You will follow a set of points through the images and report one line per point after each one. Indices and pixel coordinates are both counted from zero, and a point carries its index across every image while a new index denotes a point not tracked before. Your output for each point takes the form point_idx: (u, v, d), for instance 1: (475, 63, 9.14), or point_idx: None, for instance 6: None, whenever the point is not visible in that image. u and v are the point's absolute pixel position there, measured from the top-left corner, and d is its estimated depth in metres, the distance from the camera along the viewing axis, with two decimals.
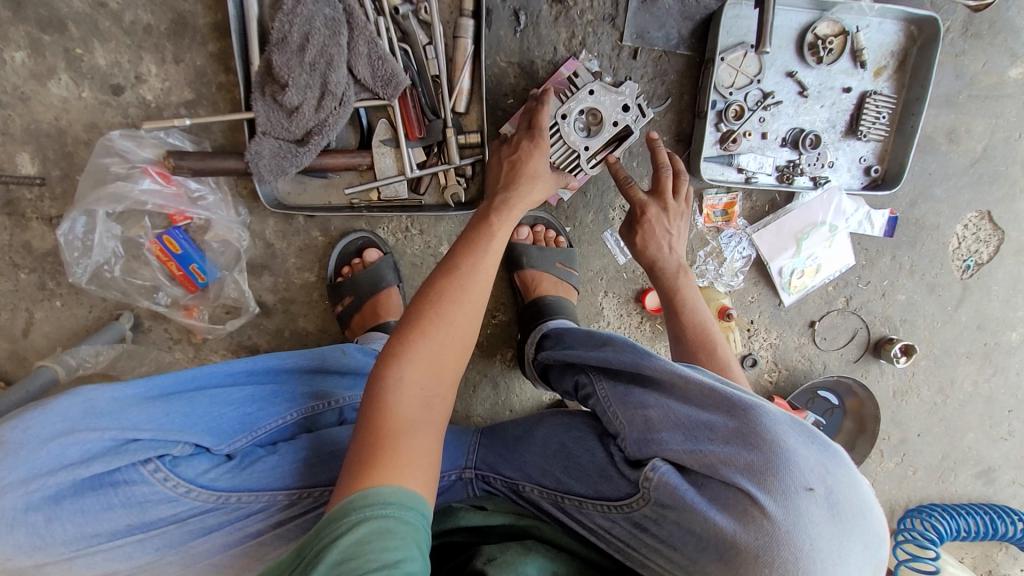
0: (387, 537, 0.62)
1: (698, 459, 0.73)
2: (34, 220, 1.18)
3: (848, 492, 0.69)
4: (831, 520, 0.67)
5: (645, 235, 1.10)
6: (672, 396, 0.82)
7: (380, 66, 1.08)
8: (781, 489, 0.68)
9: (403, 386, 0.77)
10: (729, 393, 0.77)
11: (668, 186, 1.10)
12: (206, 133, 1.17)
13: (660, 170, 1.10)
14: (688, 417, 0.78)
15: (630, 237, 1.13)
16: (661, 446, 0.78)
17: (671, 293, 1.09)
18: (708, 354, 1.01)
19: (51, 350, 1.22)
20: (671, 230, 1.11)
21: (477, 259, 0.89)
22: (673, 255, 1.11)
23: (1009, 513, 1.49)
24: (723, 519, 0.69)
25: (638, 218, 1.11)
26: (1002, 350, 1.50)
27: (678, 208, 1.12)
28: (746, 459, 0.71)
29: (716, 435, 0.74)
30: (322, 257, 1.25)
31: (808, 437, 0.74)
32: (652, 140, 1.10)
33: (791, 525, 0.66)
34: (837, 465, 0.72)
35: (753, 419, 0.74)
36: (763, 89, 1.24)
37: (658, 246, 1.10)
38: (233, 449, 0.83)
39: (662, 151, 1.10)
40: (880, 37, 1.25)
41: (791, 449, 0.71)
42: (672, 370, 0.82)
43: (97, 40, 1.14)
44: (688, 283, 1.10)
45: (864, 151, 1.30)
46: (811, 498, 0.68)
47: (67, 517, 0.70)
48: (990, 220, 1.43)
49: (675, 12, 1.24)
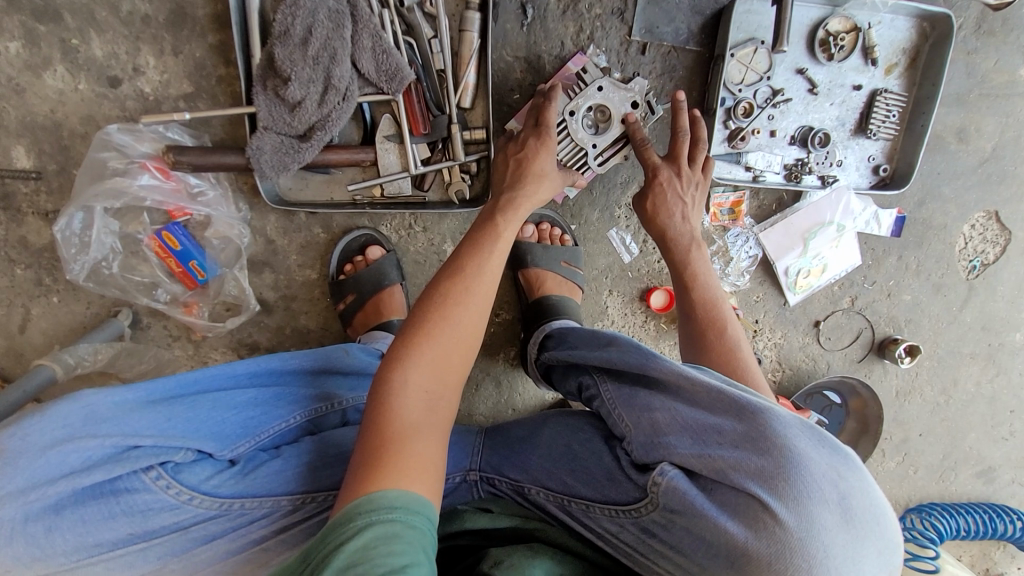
0: (393, 541, 0.61)
1: (708, 465, 0.72)
2: (30, 215, 1.16)
3: (861, 497, 0.69)
4: (844, 526, 0.66)
5: (656, 201, 1.09)
6: (678, 398, 0.81)
7: (385, 60, 1.06)
8: (791, 495, 0.67)
9: (408, 390, 0.75)
10: (738, 396, 0.76)
11: (684, 151, 1.09)
12: (206, 128, 1.14)
13: (678, 134, 1.09)
14: (696, 420, 0.77)
15: (641, 204, 1.12)
16: (669, 449, 0.76)
17: (682, 267, 1.07)
18: (718, 334, 0.99)
19: (48, 347, 1.20)
20: (684, 198, 1.09)
21: (483, 261, 0.88)
22: (687, 226, 1.09)
23: (1008, 512, 1.50)
24: (734, 526, 0.68)
25: (650, 180, 1.10)
26: (1005, 350, 1.49)
27: (691, 175, 1.10)
28: (754, 464, 0.70)
29: (725, 439, 0.73)
30: (324, 254, 1.24)
31: (818, 439, 0.73)
32: (678, 99, 1.08)
33: (803, 531, 0.65)
34: (848, 469, 0.71)
35: (762, 423, 0.72)
36: (773, 86, 1.22)
37: (671, 215, 1.09)
38: (237, 454, 0.82)
39: (684, 112, 1.08)
40: (892, 33, 1.23)
41: (801, 453, 0.70)
42: (679, 373, 0.81)
43: (93, 30, 1.11)
44: (700, 259, 1.08)
45: (873, 150, 1.29)
46: (822, 503, 0.67)
47: (67, 527, 0.69)
48: (997, 220, 1.42)
49: (685, 7, 1.21)
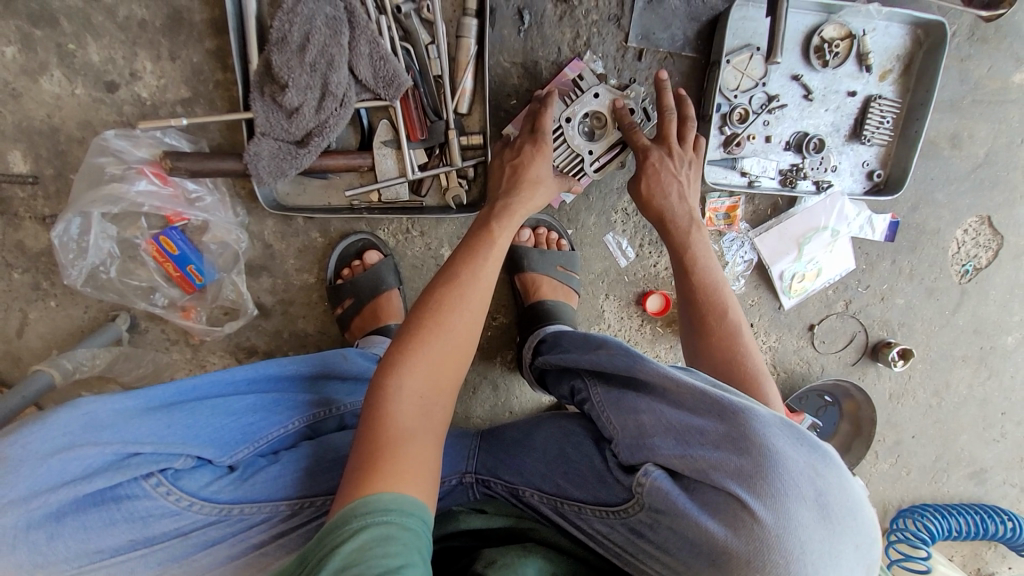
0: (388, 543, 0.62)
1: (689, 465, 0.73)
2: (27, 220, 1.16)
3: (838, 493, 0.70)
4: (821, 522, 0.68)
5: (651, 183, 1.08)
6: (664, 401, 0.81)
7: (382, 67, 1.06)
8: (770, 493, 0.68)
9: (402, 394, 0.76)
10: (721, 397, 0.77)
11: (673, 131, 1.08)
12: (203, 133, 1.15)
13: (665, 114, 1.08)
14: (680, 421, 0.77)
15: (636, 188, 1.10)
16: (653, 451, 0.77)
17: (681, 248, 1.06)
18: (719, 318, 0.99)
19: (46, 351, 1.20)
20: (678, 176, 1.07)
21: (476, 267, 0.88)
22: (683, 205, 1.08)
23: (999, 513, 1.51)
24: (714, 525, 0.69)
25: (641, 163, 1.09)
26: (997, 354, 1.51)
27: (683, 155, 1.09)
28: (735, 464, 0.70)
29: (707, 440, 0.74)
30: (321, 258, 1.24)
31: (797, 437, 0.74)
32: (660, 79, 1.07)
33: (781, 528, 0.66)
34: (826, 466, 0.72)
35: (743, 423, 0.73)
36: (767, 93, 1.23)
37: (665, 196, 1.08)
38: (236, 460, 0.82)
39: (668, 91, 1.08)
40: (887, 40, 1.24)
41: (781, 451, 0.71)
42: (665, 375, 0.82)
43: (90, 35, 1.11)
44: (700, 239, 1.07)
45: (867, 155, 1.30)
46: (800, 501, 0.68)
47: (68, 534, 0.69)
48: (990, 225, 1.43)
49: (681, 13, 1.21)
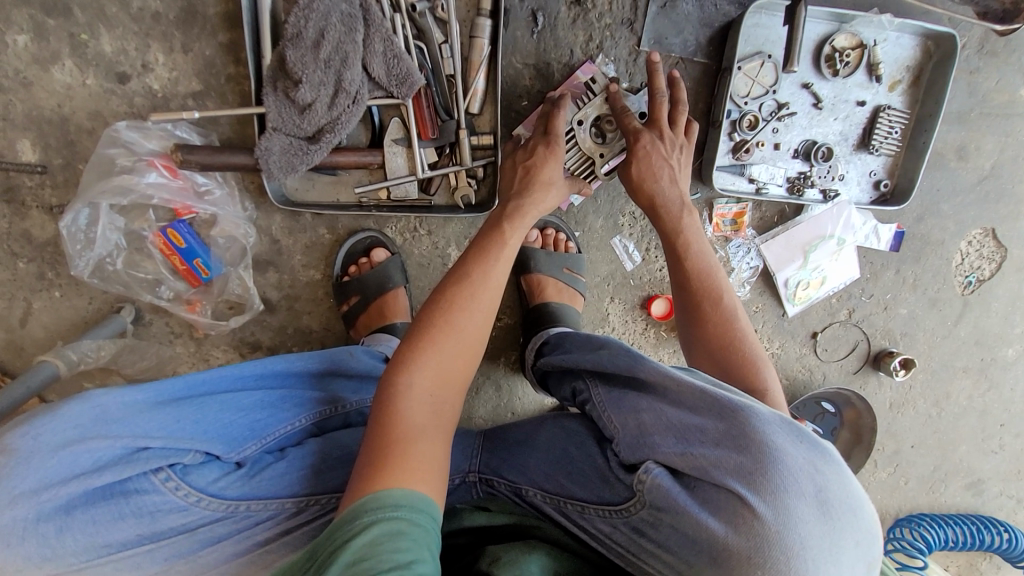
0: (398, 538, 0.62)
1: (689, 462, 0.73)
2: (33, 209, 1.16)
3: (838, 490, 0.70)
4: (821, 518, 0.67)
5: (641, 165, 1.05)
6: (665, 400, 0.81)
7: (395, 65, 1.06)
8: (770, 489, 0.68)
9: (413, 392, 0.76)
10: (720, 396, 0.76)
11: (664, 113, 1.07)
12: (214, 126, 1.14)
13: (657, 96, 1.07)
14: (680, 420, 0.77)
15: (626, 172, 1.08)
16: (654, 448, 0.77)
17: (674, 235, 1.04)
18: (713, 303, 0.98)
19: (50, 342, 1.20)
20: (669, 160, 1.05)
21: (488, 267, 0.88)
22: (675, 188, 1.05)
23: (995, 524, 1.53)
24: (715, 522, 0.69)
25: (631, 146, 1.06)
26: (998, 365, 1.51)
27: (674, 139, 1.07)
28: (734, 461, 0.70)
29: (707, 438, 0.74)
30: (328, 255, 1.24)
31: (798, 435, 0.73)
32: (652, 62, 1.05)
33: (781, 524, 0.66)
34: (826, 463, 0.72)
35: (743, 421, 0.73)
36: (777, 100, 1.23)
37: (656, 179, 1.05)
38: (244, 456, 0.82)
39: (660, 74, 1.06)
40: (897, 51, 1.24)
41: (780, 448, 0.71)
42: (666, 374, 0.82)
43: (103, 26, 1.10)
44: (690, 224, 1.05)
45: (875, 165, 1.30)
46: (800, 497, 0.68)
47: (78, 528, 0.69)
48: (993, 237, 1.44)
49: (694, 19, 1.22)
